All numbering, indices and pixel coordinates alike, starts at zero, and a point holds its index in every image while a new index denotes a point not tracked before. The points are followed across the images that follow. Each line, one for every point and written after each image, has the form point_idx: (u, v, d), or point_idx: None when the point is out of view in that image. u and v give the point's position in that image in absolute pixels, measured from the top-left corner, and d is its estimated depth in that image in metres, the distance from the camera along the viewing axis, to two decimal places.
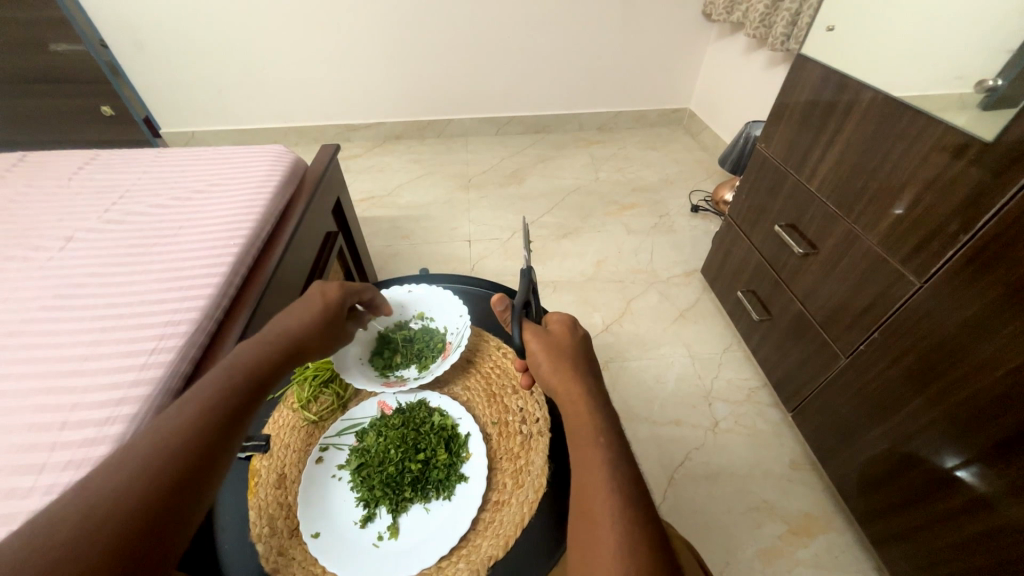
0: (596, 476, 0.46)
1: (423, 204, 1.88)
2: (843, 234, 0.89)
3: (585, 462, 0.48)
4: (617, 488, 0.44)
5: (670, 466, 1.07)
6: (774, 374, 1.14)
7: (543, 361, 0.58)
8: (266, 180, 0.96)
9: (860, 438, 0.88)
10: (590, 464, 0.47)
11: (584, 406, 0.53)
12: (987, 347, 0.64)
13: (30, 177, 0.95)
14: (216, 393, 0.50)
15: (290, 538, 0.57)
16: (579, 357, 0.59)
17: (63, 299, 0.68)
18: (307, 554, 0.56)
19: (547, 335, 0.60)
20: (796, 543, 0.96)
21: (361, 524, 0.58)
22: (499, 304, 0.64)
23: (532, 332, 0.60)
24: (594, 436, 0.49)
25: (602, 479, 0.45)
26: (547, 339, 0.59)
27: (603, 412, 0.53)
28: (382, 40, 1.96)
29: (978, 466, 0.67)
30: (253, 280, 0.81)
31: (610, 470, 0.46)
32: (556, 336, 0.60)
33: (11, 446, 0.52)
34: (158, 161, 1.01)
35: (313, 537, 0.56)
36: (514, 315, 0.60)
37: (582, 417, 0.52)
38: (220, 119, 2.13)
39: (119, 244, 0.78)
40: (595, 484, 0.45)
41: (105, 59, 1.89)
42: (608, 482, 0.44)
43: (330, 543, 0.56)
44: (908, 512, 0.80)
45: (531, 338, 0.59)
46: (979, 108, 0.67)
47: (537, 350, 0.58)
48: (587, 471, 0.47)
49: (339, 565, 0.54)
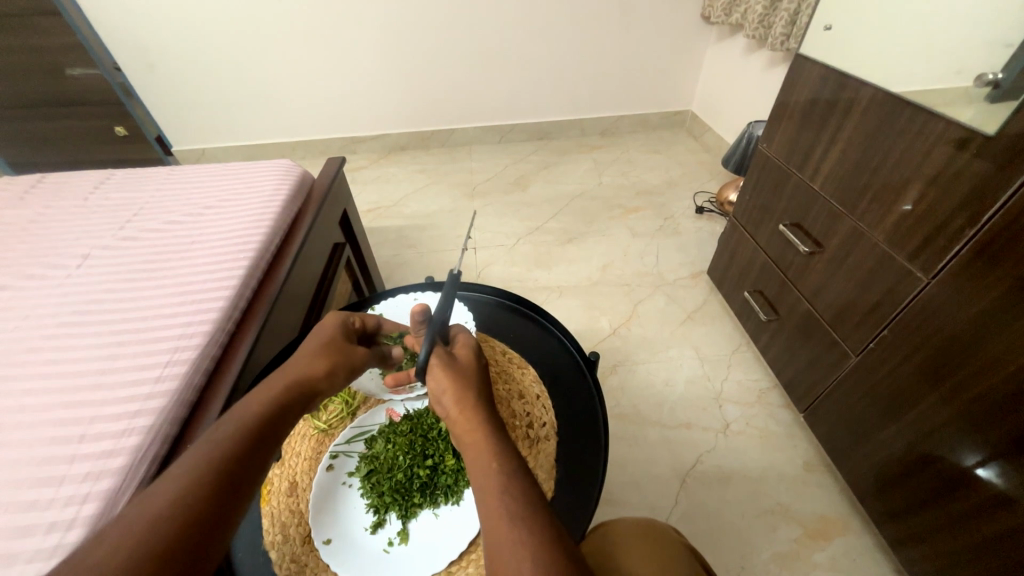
0: (504, 534, 0.38)
1: (428, 213, 1.91)
2: (848, 232, 0.89)
3: (488, 519, 0.39)
4: (524, 543, 0.37)
5: (681, 470, 1.06)
6: (784, 374, 1.13)
7: (445, 389, 0.51)
8: (276, 193, 0.98)
9: (874, 437, 0.87)
10: (492, 518, 0.39)
11: (487, 446, 0.45)
12: (1000, 342, 0.63)
13: (49, 198, 0.98)
14: (255, 421, 0.49)
15: (302, 545, 0.58)
16: (483, 387, 0.52)
17: (81, 315, 0.70)
18: (319, 560, 0.57)
19: (449, 359, 0.54)
20: (812, 547, 0.94)
21: (371, 530, 0.59)
22: (417, 314, 0.56)
23: (438, 355, 0.53)
24: (499, 481, 0.41)
25: (508, 537, 0.37)
26: (450, 364, 0.53)
27: (505, 446, 0.45)
28: (385, 54, 2.00)
29: (998, 465, 0.65)
30: (263, 292, 0.83)
31: (516, 521, 0.38)
32: (460, 359, 0.54)
33: (32, 459, 0.54)
34: (171, 178, 1.04)
35: (324, 544, 0.57)
36: (428, 333, 0.54)
37: (483, 456, 0.44)
38: (230, 135, 2.18)
39: (134, 261, 0.80)
40: (500, 542, 0.37)
41: (119, 81, 1.95)
42: (513, 536, 0.37)
43: (341, 548, 0.57)
44: (929, 513, 0.78)
45: (434, 366, 0.52)
46: (987, 101, 0.65)
47: (440, 377, 0.51)
48: (494, 526, 0.39)
49: (350, 572, 0.55)
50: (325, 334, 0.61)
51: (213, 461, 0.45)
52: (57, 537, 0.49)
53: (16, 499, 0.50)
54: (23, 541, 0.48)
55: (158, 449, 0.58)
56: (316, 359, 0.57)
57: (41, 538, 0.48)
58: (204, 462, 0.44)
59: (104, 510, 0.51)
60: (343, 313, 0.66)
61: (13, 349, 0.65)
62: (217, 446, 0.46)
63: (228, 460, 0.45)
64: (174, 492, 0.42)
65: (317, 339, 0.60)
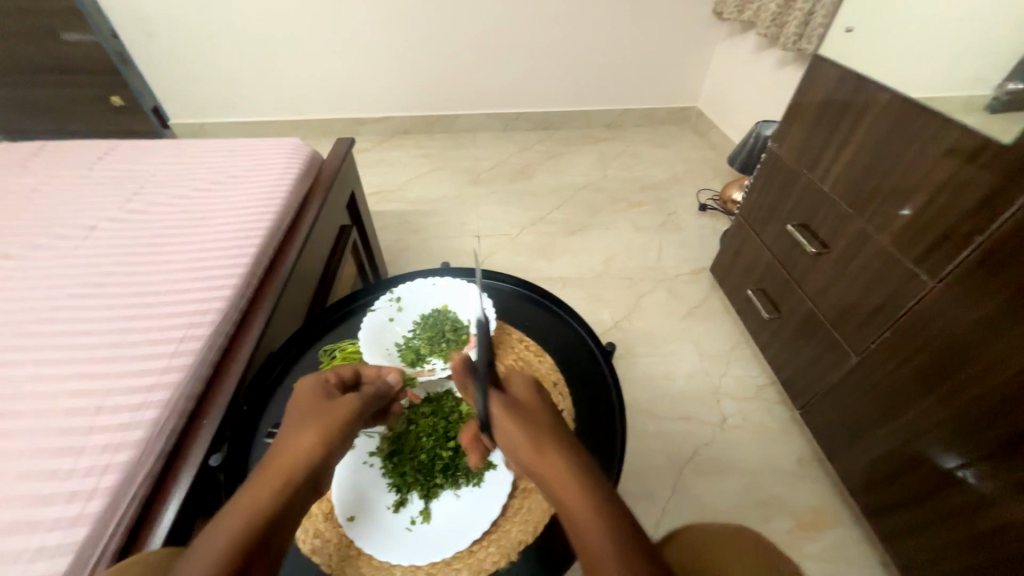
0: (600, 546, 0.42)
1: (432, 198, 1.90)
2: (855, 234, 0.91)
3: (582, 536, 0.44)
4: (620, 551, 0.41)
5: (678, 461, 1.09)
6: (782, 372, 1.15)
7: (509, 426, 0.55)
8: (285, 171, 0.96)
9: (869, 434, 0.89)
10: (586, 536, 0.43)
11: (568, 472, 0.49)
12: (1000, 347, 0.65)
13: (50, 166, 0.95)
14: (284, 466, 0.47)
15: (325, 521, 0.59)
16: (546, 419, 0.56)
17: (91, 287, 0.69)
18: (343, 536, 0.58)
19: (511, 403, 0.56)
20: (803, 537, 0.97)
21: (394, 508, 0.59)
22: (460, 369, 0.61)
23: (495, 398, 0.57)
24: (585, 498, 0.46)
25: (603, 550, 0.42)
26: (512, 407, 0.56)
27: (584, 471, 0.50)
28: (392, 34, 1.96)
29: (976, 468, 0.70)
30: (274, 272, 0.82)
31: (608, 535, 0.43)
32: (521, 402, 0.58)
33: (49, 430, 0.53)
34: (176, 152, 1.02)
35: (348, 521, 0.58)
36: (479, 383, 0.58)
37: (563, 479, 0.49)
38: (230, 111, 2.14)
39: (143, 234, 0.79)
40: (596, 555, 0.42)
41: (116, 49, 1.89)
42: (608, 547, 0.42)
43: (364, 526, 0.58)
44: (919, 507, 0.81)
45: (498, 410, 0.56)
46: (993, 110, 0.70)
47: (501, 416, 0.55)
48: (588, 542, 0.43)
49: (374, 547, 0.56)
50: (324, 385, 0.57)
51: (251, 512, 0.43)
52: (78, 507, 0.48)
53: (34, 469, 0.50)
54: (43, 510, 0.48)
55: (173, 424, 0.58)
56: (304, 434, 0.51)
57: (61, 507, 0.48)
58: (242, 516, 0.42)
59: (124, 482, 0.51)
60: (330, 370, 0.60)
61: (23, 319, 0.65)
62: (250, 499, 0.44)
63: (265, 512, 0.43)
64: (216, 545, 0.40)
65: (315, 391, 0.56)
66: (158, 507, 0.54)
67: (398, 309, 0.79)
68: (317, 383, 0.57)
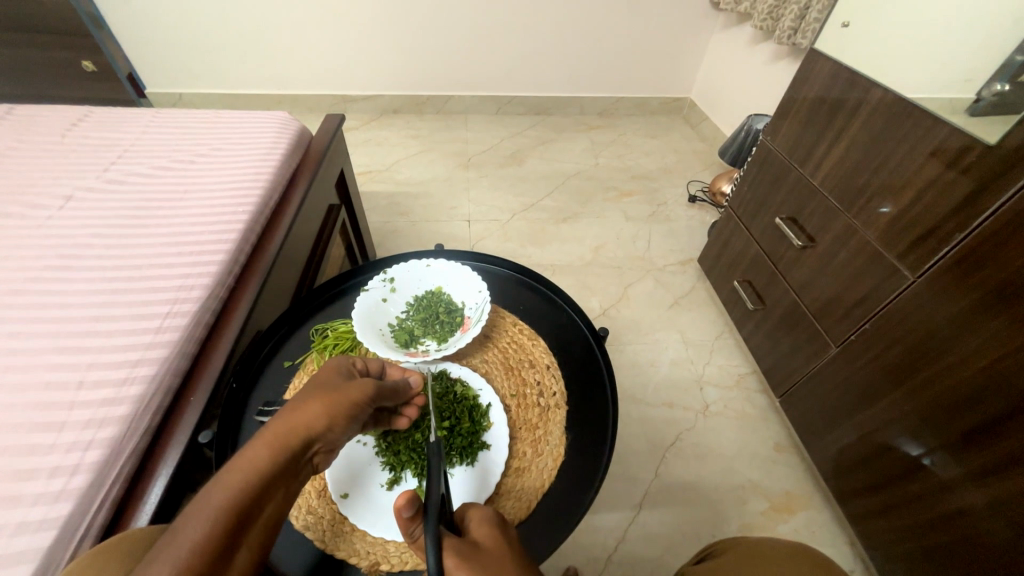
0: None
1: (422, 180, 1.87)
2: (842, 228, 0.93)
3: None
4: None
5: (661, 446, 1.12)
6: (763, 362, 1.19)
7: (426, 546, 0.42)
8: (274, 145, 0.93)
9: (844, 422, 0.93)
10: None
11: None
12: (973, 341, 0.68)
13: (20, 131, 0.91)
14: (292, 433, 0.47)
15: (318, 498, 0.60)
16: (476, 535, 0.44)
17: (69, 258, 0.67)
18: (336, 512, 0.58)
19: (471, 547, 0.42)
20: (776, 519, 1.01)
21: (387, 486, 0.60)
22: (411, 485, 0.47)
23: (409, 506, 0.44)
24: None
25: None
26: (473, 558, 0.41)
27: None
28: (383, 9, 1.90)
29: (940, 455, 0.74)
30: (263, 249, 0.80)
31: None
32: (485, 547, 0.43)
33: (29, 404, 0.51)
34: (157, 121, 0.98)
35: (342, 498, 0.59)
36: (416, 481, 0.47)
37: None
38: (211, 81, 2.06)
39: (123, 205, 0.76)
40: None
41: (88, 9, 1.79)
42: None
43: (358, 503, 0.59)
44: (886, 492, 0.85)
45: (453, 569, 0.41)
46: (974, 113, 0.72)
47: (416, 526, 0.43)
48: None
49: (368, 524, 0.57)
50: (347, 368, 0.56)
51: (253, 472, 0.42)
52: (61, 482, 0.47)
53: (12, 443, 0.49)
54: (24, 484, 0.47)
55: (159, 400, 0.57)
56: (314, 407, 0.49)
57: (43, 482, 0.47)
58: (243, 475, 0.42)
59: (108, 458, 0.50)
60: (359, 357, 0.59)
61: None
62: (254, 459, 0.43)
63: (265, 473, 0.43)
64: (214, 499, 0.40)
65: (339, 371, 0.55)
66: (144, 484, 0.53)
67: (391, 290, 0.78)
68: (341, 365, 0.56)
